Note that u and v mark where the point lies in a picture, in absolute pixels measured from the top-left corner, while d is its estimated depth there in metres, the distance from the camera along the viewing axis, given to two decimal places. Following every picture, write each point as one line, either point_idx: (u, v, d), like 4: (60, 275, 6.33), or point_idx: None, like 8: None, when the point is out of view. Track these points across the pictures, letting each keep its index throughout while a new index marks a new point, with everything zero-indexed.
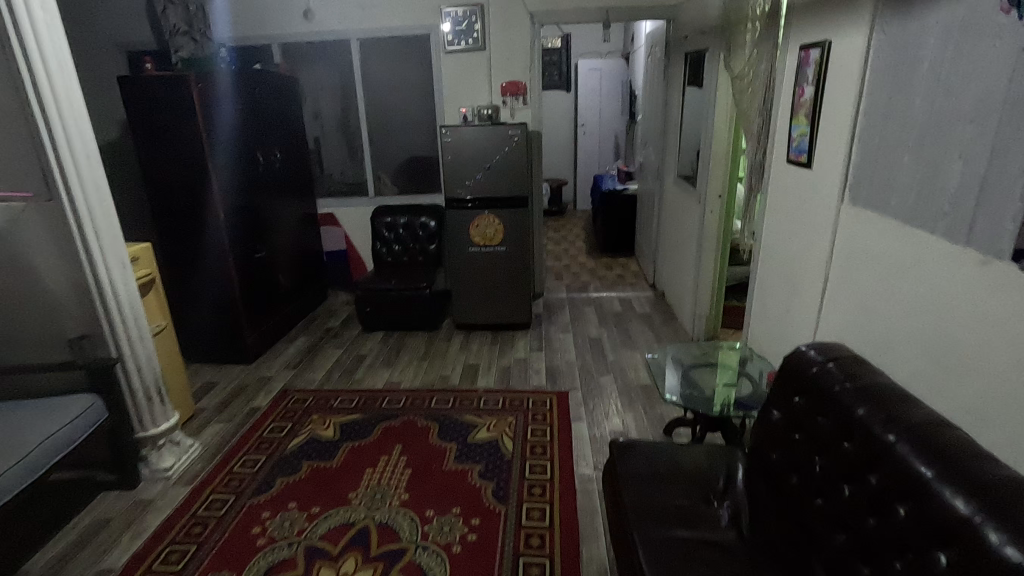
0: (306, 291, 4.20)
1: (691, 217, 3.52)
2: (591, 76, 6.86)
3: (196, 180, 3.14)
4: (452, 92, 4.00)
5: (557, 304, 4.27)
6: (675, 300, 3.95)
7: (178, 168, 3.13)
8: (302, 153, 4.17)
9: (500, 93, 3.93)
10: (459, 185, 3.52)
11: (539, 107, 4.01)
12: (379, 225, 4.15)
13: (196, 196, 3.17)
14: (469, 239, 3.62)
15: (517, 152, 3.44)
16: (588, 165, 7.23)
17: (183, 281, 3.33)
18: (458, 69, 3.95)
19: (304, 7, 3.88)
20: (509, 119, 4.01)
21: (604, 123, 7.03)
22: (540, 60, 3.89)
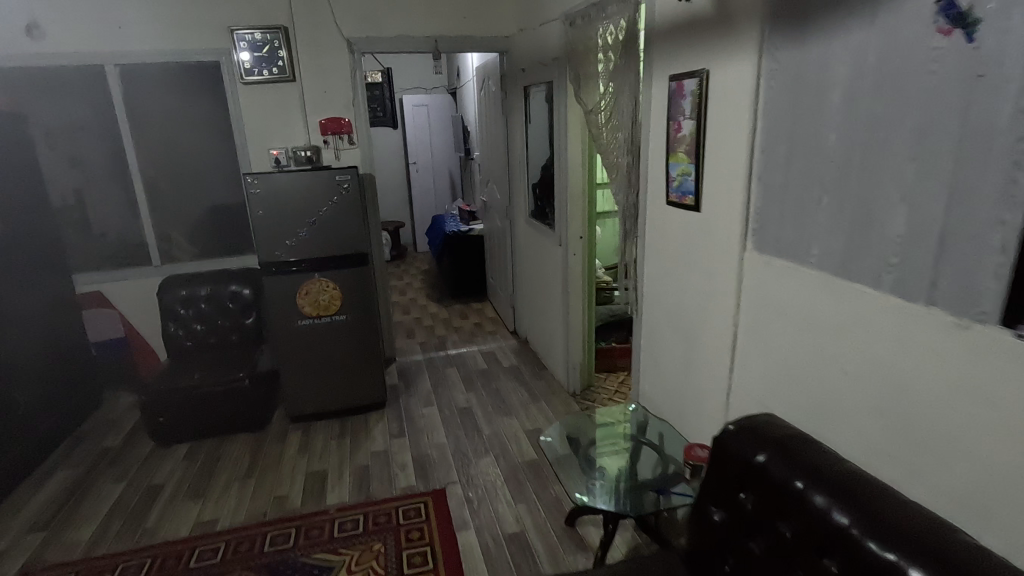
0: (68, 402, 3.05)
1: (552, 260, 3.24)
2: (419, 112, 6.49)
3: None
4: (257, 131, 3.27)
5: (413, 369, 3.69)
6: (544, 349, 3.63)
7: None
8: (47, 215, 3.07)
9: (320, 132, 3.31)
10: (277, 246, 2.80)
11: (369, 146, 3.47)
12: (170, 301, 3.19)
13: None
14: (297, 311, 2.90)
15: (348, 200, 2.84)
16: (424, 204, 6.80)
17: None
18: (262, 105, 3.24)
19: (25, 21, 2.86)
20: (334, 161, 3.39)
21: (437, 160, 6.69)
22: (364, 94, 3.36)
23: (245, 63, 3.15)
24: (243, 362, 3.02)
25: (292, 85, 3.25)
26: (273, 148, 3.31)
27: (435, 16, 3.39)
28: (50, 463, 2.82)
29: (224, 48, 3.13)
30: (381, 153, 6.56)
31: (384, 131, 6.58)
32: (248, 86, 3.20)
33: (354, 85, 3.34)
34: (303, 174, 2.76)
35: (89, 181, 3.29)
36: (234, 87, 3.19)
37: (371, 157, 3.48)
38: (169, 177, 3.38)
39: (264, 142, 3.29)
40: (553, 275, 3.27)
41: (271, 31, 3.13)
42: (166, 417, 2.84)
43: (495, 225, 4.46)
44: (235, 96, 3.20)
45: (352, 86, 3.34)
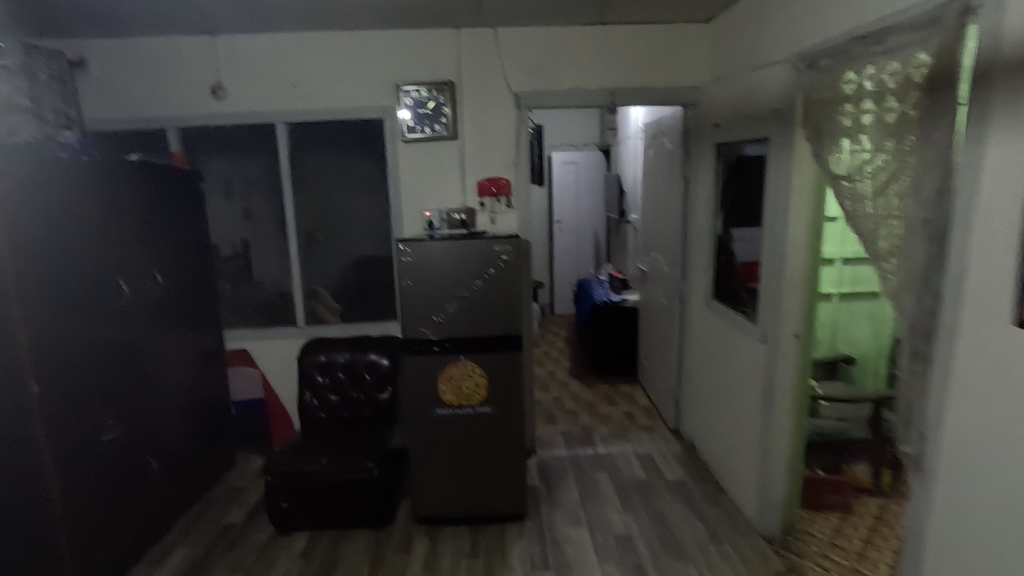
0: (200, 465, 2.90)
1: (748, 359, 2.54)
2: (567, 170, 6.18)
3: None
4: (412, 191, 3.04)
5: (556, 469, 3.12)
6: (724, 466, 2.87)
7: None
8: (209, 269, 3.04)
9: (477, 193, 3.01)
10: (423, 322, 2.45)
11: (527, 210, 3.10)
12: (308, 367, 2.99)
13: None
14: (436, 398, 2.50)
15: (506, 273, 2.43)
16: (565, 265, 6.38)
17: None
18: (420, 164, 3.02)
19: (212, 81, 2.92)
20: (489, 225, 3.06)
21: (583, 219, 6.29)
22: (527, 153, 3.02)
23: (408, 121, 2.96)
24: (375, 445, 2.68)
25: (453, 144, 3.00)
26: (427, 209, 3.06)
27: (614, 66, 2.99)
28: (173, 537, 2.62)
29: (389, 105, 2.98)
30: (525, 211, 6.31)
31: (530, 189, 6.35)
32: (408, 144, 3.00)
33: (517, 144, 3.02)
34: (459, 241, 2.41)
35: (250, 237, 3.28)
36: (394, 145, 3.01)
37: (528, 222, 3.10)
38: (322, 235, 3.26)
39: (418, 204, 3.06)
40: (748, 378, 2.57)
41: (437, 86, 2.93)
42: (288, 503, 2.55)
43: (655, 300, 3.84)
44: (394, 155, 3.01)
45: (515, 145, 3.02)
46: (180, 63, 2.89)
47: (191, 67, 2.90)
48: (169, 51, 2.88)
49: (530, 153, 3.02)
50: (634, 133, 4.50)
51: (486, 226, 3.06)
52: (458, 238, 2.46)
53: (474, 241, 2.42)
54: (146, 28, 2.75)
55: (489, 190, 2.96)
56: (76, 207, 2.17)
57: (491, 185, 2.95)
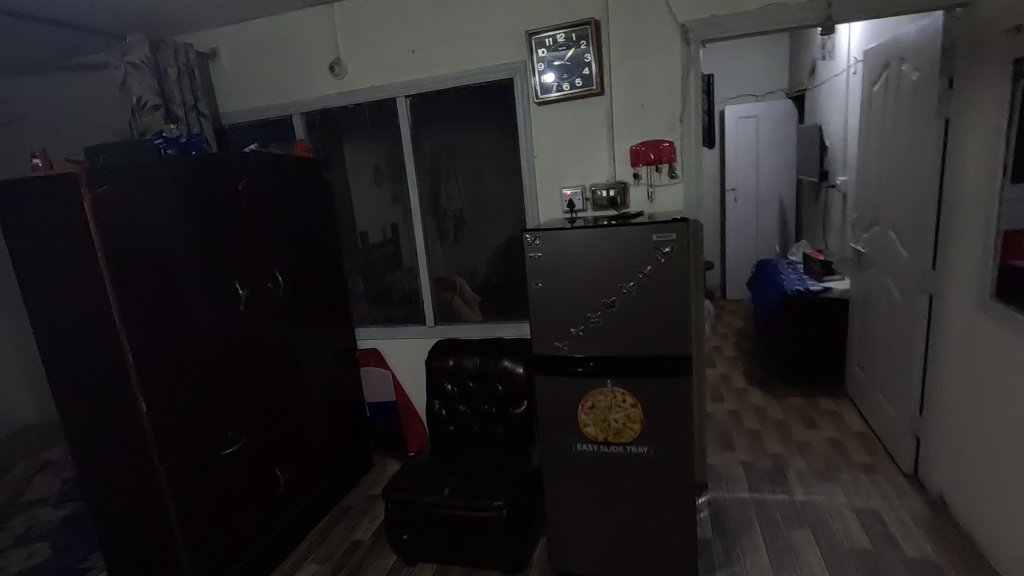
0: (333, 471, 2.76)
1: None
2: (745, 126, 5.20)
3: (108, 356, 1.81)
4: (549, 165, 2.49)
5: (736, 517, 2.41)
6: (1015, 554, 1.90)
7: (75, 337, 1.82)
8: (336, 264, 2.85)
9: (631, 162, 2.34)
10: (558, 334, 1.91)
11: (698, 180, 2.36)
12: (436, 373, 2.66)
13: (105, 373, 1.83)
14: (576, 431, 1.96)
15: (669, 272, 1.77)
16: (741, 242, 5.39)
17: (100, 513, 1.95)
18: (559, 132, 2.46)
19: (331, 57, 2.66)
20: (646, 203, 2.39)
21: (765, 186, 5.26)
22: (699, 104, 2.27)
23: (543, 77, 2.39)
24: (507, 475, 2.25)
25: (599, 102, 2.38)
26: (567, 186, 2.49)
27: None
28: (303, 549, 2.49)
29: (521, 61, 2.45)
30: None
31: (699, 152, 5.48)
32: (544, 108, 2.45)
33: (684, 92, 2.28)
34: (602, 228, 1.81)
35: None
36: (527, 110, 2.47)
37: (700, 198, 2.36)
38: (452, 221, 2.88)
39: (556, 181, 2.50)
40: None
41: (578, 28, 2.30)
42: (411, 534, 2.24)
43: (881, 294, 2.82)
44: (527, 122, 2.48)
45: (682, 96, 2.28)
46: (298, 42, 2.68)
47: (310, 44, 2.67)
48: (288, 31, 2.68)
49: (703, 104, 2.26)
50: (848, 66, 3.38)
51: (642, 204, 2.40)
52: (601, 223, 1.85)
53: (621, 226, 1.80)
54: (263, 7, 2.56)
55: (643, 156, 2.25)
56: (185, 210, 2.03)
57: (648, 149, 2.23)
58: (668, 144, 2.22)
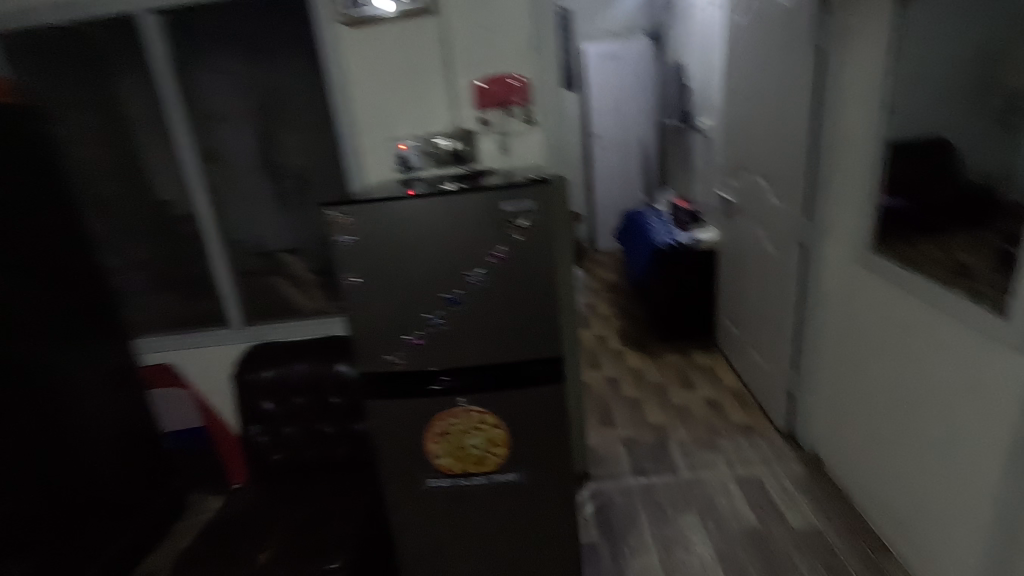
0: (121, 534, 2.04)
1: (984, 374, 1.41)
2: (605, 67, 4.90)
3: None
4: (372, 109, 1.89)
5: (623, 510, 2.16)
6: (896, 517, 1.83)
7: None
8: (86, 255, 2.03)
9: (477, 106, 1.83)
10: (389, 344, 1.40)
11: (559, 127, 1.92)
12: (249, 390, 2.03)
13: None
14: (426, 464, 1.50)
15: (528, 253, 1.33)
16: (609, 190, 5.20)
17: None
18: (381, 64, 1.85)
19: None
20: (499, 156, 1.91)
21: (628, 132, 5.07)
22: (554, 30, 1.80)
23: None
24: (348, 517, 1.75)
25: (430, 24, 1.81)
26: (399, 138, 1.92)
27: None
28: None
29: None
30: None
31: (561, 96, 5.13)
32: (358, 31, 1.83)
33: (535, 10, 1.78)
34: (433, 195, 1.30)
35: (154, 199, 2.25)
36: (334, 34, 1.82)
37: (564, 151, 1.93)
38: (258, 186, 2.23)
39: (385, 131, 1.92)
40: (975, 401, 1.45)
41: None
42: None
43: (752, 245, 2.67)
44: (337, 50, 1.84)
45: (534, 16, 1.79)
46: None
47: None
48: None
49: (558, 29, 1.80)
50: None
51: (495, 160, 1.91)
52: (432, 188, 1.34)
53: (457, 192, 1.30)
54: None
55: (490, 95, 1.79)
56: None
57: (497, 87, 1.74)
58: (520, 81, 1.78)
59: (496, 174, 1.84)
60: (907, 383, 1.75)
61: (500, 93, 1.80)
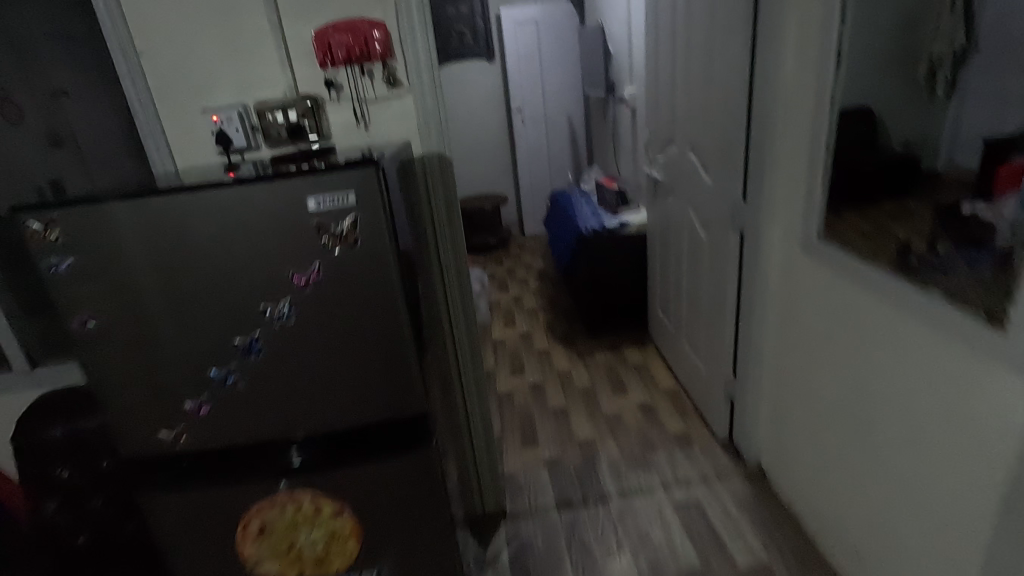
0: None
1: (962, 393, 1.13)
2: (524, 33, 4.46)
3: None
4: (172, 69, 1.35)
5: (544, 555, 1.81)
6: (851, 547, 1.57)
7: None
8: None
9: (320, 62, 1.34)
10: (167, 414, 0.95)
11: (436, 94, 1.43)
12: (33, 456, 1.50)
13: None
14: (245, 568, 1.06)
15: (355, 281, 0.91)
16: (533, 169, 4.85)
17: None
18: (174, 3, 1.31)
19: None
20: (356, 130, 1.44)
21: (551, 105, 4.68)
22: None
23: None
24: None
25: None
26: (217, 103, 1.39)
27: None
28: None
29: None
30: (470, 97, 4.74)
31: (477, 66, 4.66)
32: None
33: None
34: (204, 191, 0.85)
35: None
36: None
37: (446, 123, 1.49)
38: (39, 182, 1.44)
39: (195, 100, 1.38)
40: (957, 434, 1.16)
41: None
42: None
43: (683, 230, 2.34)
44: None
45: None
46: None
47: None
48: None
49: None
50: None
51: (353, 136, 1.45)
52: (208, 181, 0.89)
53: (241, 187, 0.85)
54: None
55: (338, 44, 1.30)
56: None
57: (348, 35, 1.31)
58: (382, 32, 1.33)
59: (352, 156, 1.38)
60: (858, 394, 1.47)
61: (355, 46, 1.32)
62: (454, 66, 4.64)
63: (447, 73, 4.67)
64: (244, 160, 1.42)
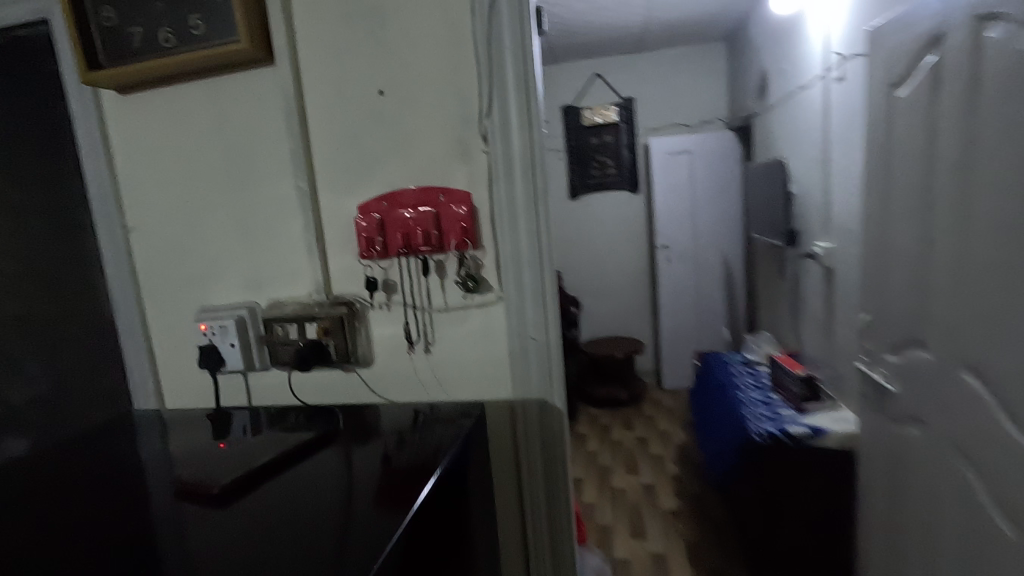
0: None
1: None
2: (675, 164, 3.93)
3: None
4: (171, 258, 0.94)
5: None
6: None
7: None
8: None
9: (363, 250, 0.85)
10: None
11: (544, 309, 0.84)
12: None
13: None
14: None
15: None
16: (677, 315, 4.09)
17: None
18: (181, 164, 0.90)
19: None
20: (411, 356, 0.89)
21: (704, 243, 3.99)
22: (539, 106, 0.81)
23: (101, 3, 0.83)
24: None
25: (270, 81, 0.85)
26: (215, 307, 0.93)
27: None
28: None
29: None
30: (609, 231, 4.25)
31: (619, 198, 4.19)
32: (135, 97, 0.89)
33: (490, 44, 0.78)
34: None
35: None
36: (86, 100, 0.90)
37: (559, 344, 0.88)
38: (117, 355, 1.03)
39: (193, 295, 0.94)
40: None
41: None
42: None
43: (942, 486, 1.43)
44: (94, 137, 0.91)
45: (488, 57, 0.79)
46: None
47: None
48: None
49: (543, 105, 0.81)
50: (836, 66, 2.09)
51: (404, 370, 0.89)
52: None
53: None
54: None
55: (402, 220, 0.84)
56: None
57: (415, 206, 0.84)
58: (464, 211, 0.82)
59: (399, 420, 0.85)
60: None
61: (419, 226, 0.83)
62: (595, 197, 4.22)
63: (585, 204, 4.24)
64: (252, 403, 0.95)
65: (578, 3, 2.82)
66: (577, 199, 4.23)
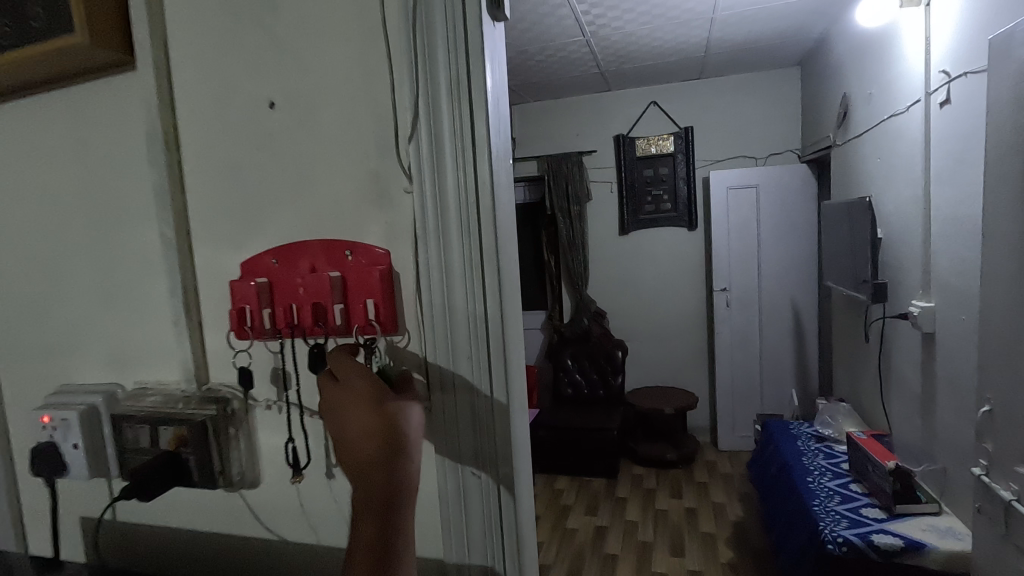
0: None
1: None
2: (739, 200, 3.53)
3: None
4: (25, 317, 0.72)
5: None
6: None
7: None
8: None
9: (239, 328, 0.59)
10: None
11: (489, 433, 0.55)
12: None
13: None
14: None
15: None
16: (736, 369, 3.63)
17: None
18: (35, 200, 0.69)
19: None
20: (306, 485, 0.61)
21: (770, 289, 3.54)
22: (488, 123, 0.53)
23: None
24: None
25: (134, 91, 0.62)
26: (70, 388, 0.70)
27: None
28: None
29: None
30: (662, 271, 3.88)
31: (675, 235, 3.82)
32: None
33: (415, 31, 0.52)
34: None
35: None
36: None
37: (518, 483, 0.57)
38: None
39: (50, 369, 0.72)
40: None
41: None
42: None
43: None
44: None
45: (412, 52, 0.52)
46: None
47: None
48: None
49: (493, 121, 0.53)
50: (942, 88, 1.69)
51: (293, 502, 0.62)
52: None
53: None
54: None
55: (290, 289, 0.58)
56: None
57: (310, 266, 0.58)
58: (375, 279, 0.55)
59: None
60: None
61: (312, 298, 0.57)
62: (648, 233, 3.87)
63: (636, 240, 3.90)
64: (114, 522, 0.71)
65: (629, 22, 2.55)
66: (627, 234, 3.90)
